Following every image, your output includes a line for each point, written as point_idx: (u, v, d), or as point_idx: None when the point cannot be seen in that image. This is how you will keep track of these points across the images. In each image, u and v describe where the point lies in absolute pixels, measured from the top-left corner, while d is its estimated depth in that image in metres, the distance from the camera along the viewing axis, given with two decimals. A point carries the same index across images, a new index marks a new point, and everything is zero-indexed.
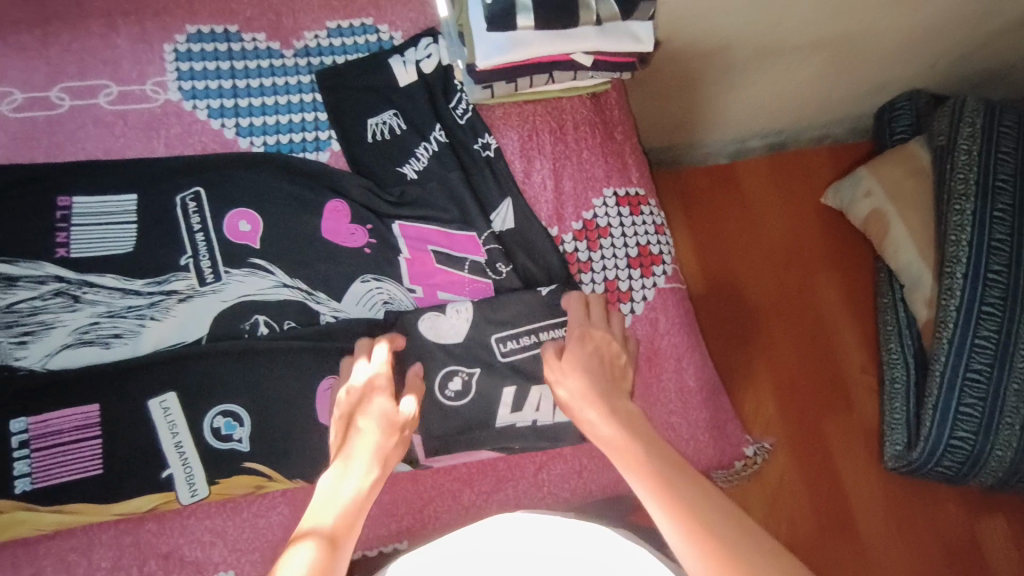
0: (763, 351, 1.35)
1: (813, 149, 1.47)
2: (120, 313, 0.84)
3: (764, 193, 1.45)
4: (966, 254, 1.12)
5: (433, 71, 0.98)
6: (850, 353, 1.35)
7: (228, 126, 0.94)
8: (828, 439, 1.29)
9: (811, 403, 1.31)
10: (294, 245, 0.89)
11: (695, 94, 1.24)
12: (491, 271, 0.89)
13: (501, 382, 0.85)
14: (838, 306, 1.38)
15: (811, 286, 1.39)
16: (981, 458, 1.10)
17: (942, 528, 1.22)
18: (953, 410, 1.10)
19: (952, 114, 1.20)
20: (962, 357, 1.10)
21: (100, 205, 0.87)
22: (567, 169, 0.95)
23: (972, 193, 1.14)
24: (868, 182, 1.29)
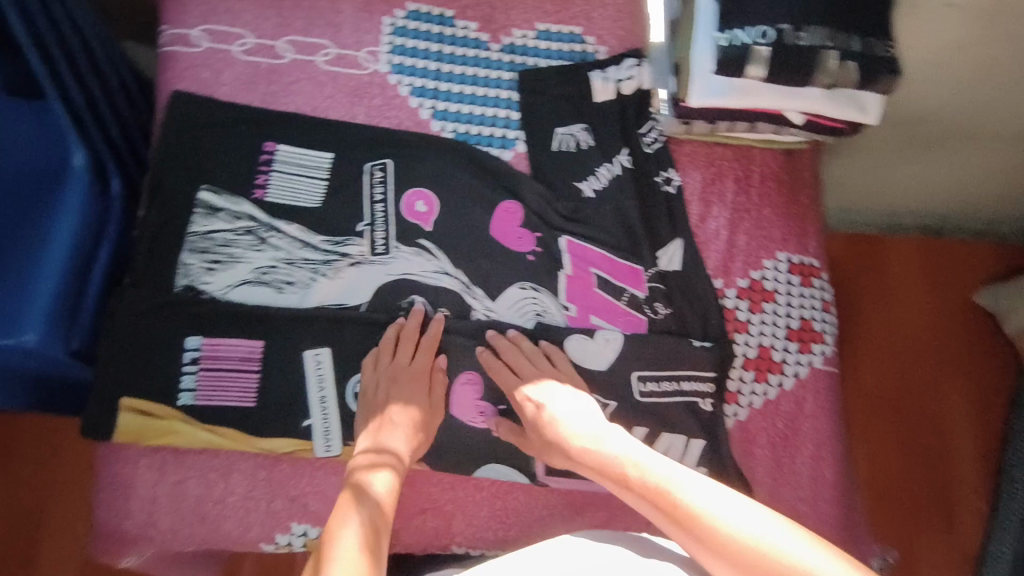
0: (873, 444, 1.25)
1: (981, 241, 1.29)
2: (296, 262, 0.89)
3: (924, 275, 1.29)
4: None
5: (632, 94, 0.96)
6: (966, 470, 1.24)
7: (425, 106, 0.96)
8: (919, 554, 1.21)
9: (910, 509, 1.23)
10: (463, 237, 0.91)
11: (904, 159, 1.09)
12: (648, 309, 0.89)
13: (632, 420, 0.85)
14: (969, 418, 1.26)
15: (946, 389, 1.27)
16: None
17: None
18: None
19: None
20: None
21: (300, 158, 0.93)
22: (744, 222, 0.92)
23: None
24: None
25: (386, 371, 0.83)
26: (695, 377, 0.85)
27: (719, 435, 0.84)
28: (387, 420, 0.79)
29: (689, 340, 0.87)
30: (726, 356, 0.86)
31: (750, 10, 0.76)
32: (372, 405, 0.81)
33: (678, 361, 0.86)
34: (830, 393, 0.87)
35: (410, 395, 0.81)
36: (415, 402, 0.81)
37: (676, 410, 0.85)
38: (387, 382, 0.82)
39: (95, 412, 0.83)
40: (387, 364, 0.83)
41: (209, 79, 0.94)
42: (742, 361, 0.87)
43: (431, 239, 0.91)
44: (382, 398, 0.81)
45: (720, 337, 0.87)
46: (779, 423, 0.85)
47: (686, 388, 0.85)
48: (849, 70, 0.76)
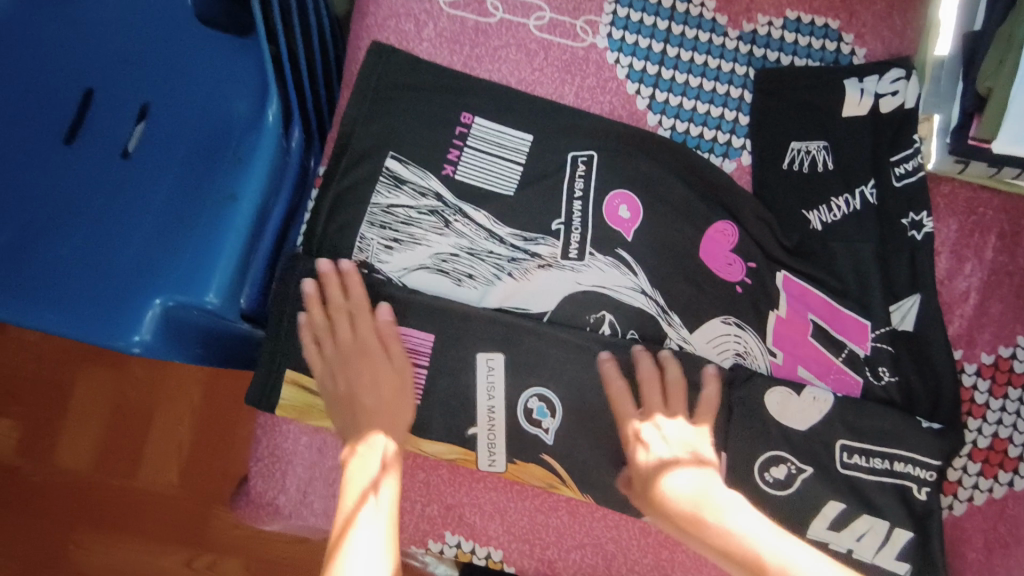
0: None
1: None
2: (480, 254, 0.82)
3: None
4: None
5: (891, 113, 0.81)
6: None
7: (643, 94, 0.85)
8: None
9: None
10: (666, 254, 0.81)
11: None
12: (868, 372, 0.77)
13: (830, 493, 0.75)
14: None
15: None
16: None
17: None
18: None
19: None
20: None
21: (497, 137, 0.84)
22: (1001, 287, 0.78)
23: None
24: None
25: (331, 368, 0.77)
26: (914, 460, 0.74)
27: (932, 532, 0.73)
28: (359, 414, 0.75)
29: (915, 418, 0.75)
30: (956, 446, 0.74)
31: None
32: (348, 397, 0.76)
33: (897, 438, 0.74)
34: None
35: (369, 371, 0.76)
36: (382, 381, 0.76)
37: (884, 493, 0.74)
38: (339, 370, 0.77)
39: (260, 383, 0.78)
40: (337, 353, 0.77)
41: (411, 32, 0.87)
42: (969, 451, 0.75)
43: (629, 250, 0.81)
44: (343, 386, 0.77)
45: (952, 421, 0.74)
46: (1002, 528, 0.73)
47: (898, 470, 0.74)
48: None
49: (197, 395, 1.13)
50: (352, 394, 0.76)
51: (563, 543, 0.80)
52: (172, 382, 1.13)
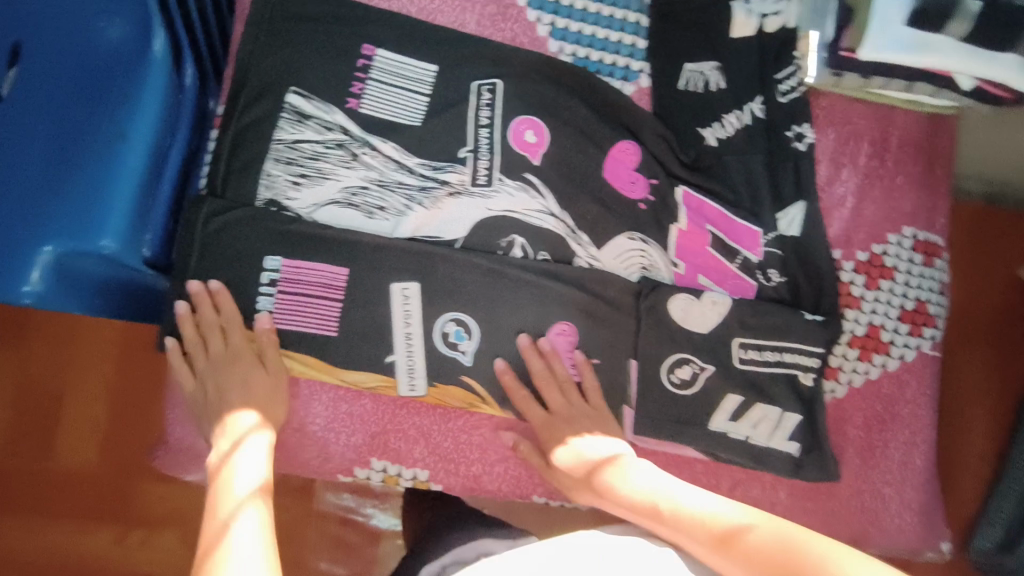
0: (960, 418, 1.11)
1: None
2: (390, 186, 0.82)
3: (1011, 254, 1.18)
4: None
5: (775, 32, 0.86)
6: None
7: (543, 21, 0.86)
8: None
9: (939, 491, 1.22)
10: (573, 177, 0.84)
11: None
12: (760, 274, 0.84)
13: (729, 387, 0.81)
14: None
15: None
16: None
17: None
18: None
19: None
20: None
21: (400, 67, 0.83)
22: (873, 190, 0.86)
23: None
24: None
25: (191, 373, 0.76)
26: (801, 350, 0.82)
27: (817, 412, 0.81)
28: (222, 406, 0.74)
29: (799, 312, 0.83)
30: (834, 335, 0.83)
31: None
32: (206, 408, 0.75)
33: (785, 331, 0.82)
34: (933, 382, 0.84)
35: (238, 378, 0.75)
36: (254, 384, 0.75)
37: (776, 383, 0.81)
38: (213, 381, 0.75)
39: (171, 329, 0.78)
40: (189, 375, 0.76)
41: None
42: (848, 338, 0.83)
43: (537, 174, 0.83)
44: (214, 389, 0.75)
45: (831, 312, 0.83)
46: (877, 405, 0.83)
47: (788, 360, 0.82)
48: None
49: (109, 360, 1.09)
50: (207, 403, 0.75)
51: (486, 458, 0.83)
52: (82, 355, 1.09)
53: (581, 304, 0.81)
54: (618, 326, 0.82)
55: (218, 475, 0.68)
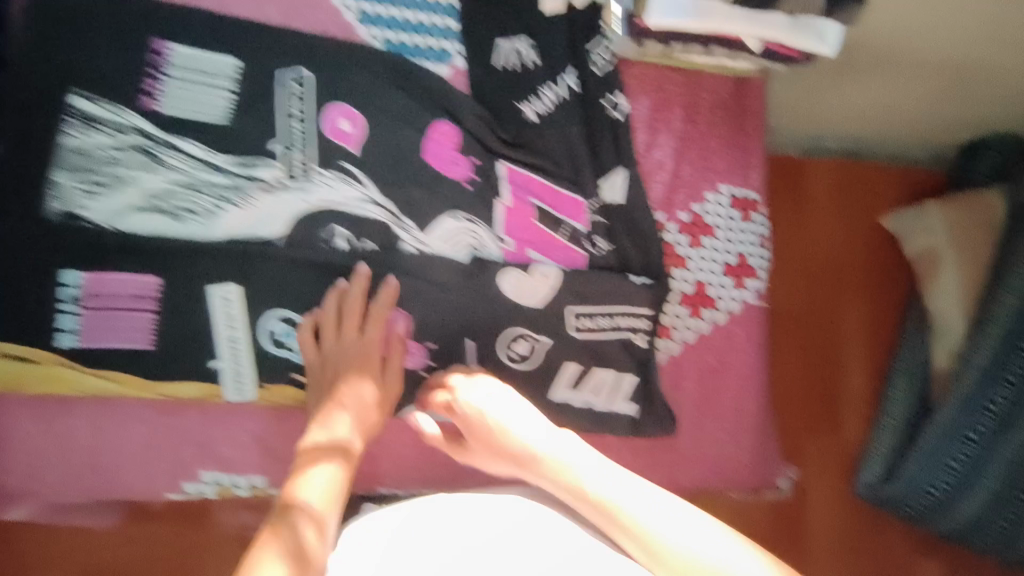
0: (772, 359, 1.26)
1: (889, 164, 1.27)
2: (198, 188, 0.78)
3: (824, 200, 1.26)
4: None
5: (584, 7, 0.87)
6: (853, 380, 1.26)
7: (349, 7, 0.84)
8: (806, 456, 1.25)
9: (799, 444, 1.25)
10: (393, 164, 0.83)
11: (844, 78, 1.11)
12: (587, 244, 0.86)
13: (567, 356, 0.84)
14: (860, 335, 1.27)
15: (839, 315, 1.27)
16: (948, 508, 1.10)
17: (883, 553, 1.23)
18: (939, 459, 1.07)
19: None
20: (963, 419, 1.03)
21: (199, 63, 0.79)
22: (689, 152, 0.90)
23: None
24: (930, 218, 1.16)
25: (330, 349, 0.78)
26: (633, 313, 0.84)
27: (650, 371, 0.85)
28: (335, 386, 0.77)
29: (626, 275, 0.85)
30: (663, 293, 0.86)
31: None
32: (321, 384, 0.78)
33: (617, 295, 0.84)
34: (760, 330, 0.90)
35: (354, 369, 0.77)
36: (360, 367, 0.77)
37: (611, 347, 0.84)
38: (335, 364, 0.78)
39: None
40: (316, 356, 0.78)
41: None
42: (678, 297, 0.88)
43: (356, 163, 0.82)
44: (328, 372, 0.78)
45: (659, 272, 0.86)
46: (708, 357, 0.88)
47: (623, 324, 0.84)
48: None
49: None
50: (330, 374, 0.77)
51: None
52: None
53: (410, 290, 0.81)
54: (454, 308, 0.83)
55: (297, 470, 0.71)
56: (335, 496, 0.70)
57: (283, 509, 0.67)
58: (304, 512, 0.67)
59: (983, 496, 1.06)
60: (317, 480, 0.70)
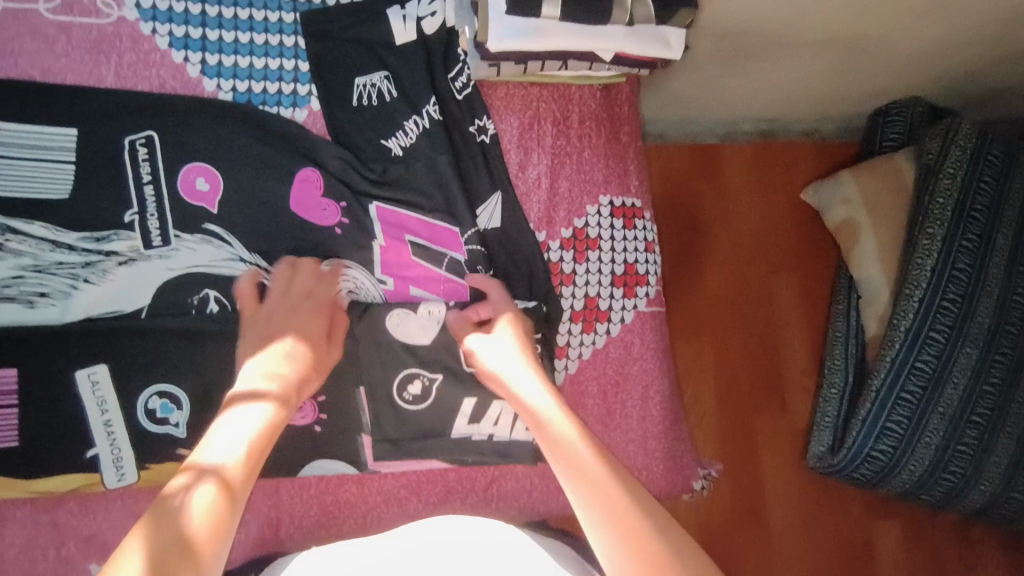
0: (714, 342, 1.27)
1: (803, 141, 1.34)
2: (48, 269, 0.74)
3: (742, 182, 1.32)
4: (926, 280, 1.06)
5: (436, 33, 0.88)
6: (794, 353, 1.29)
7: (193, 61, 0.82)
8: (757, 433, 1.25)
9: (749, 423, 1.25)
10: (259, 217, 0.81)
11: (737, 66, 1.11)
12: (470, 272, 0.84)
13: (463, 394, 0.82)
14: (794, 309, 1.30)
15: (771, 291, 1.31)
16: (895, 469, 1.09)
17: (843, 527, 1.23)
18: (880, 424, 1.07)
19: (944, 135, 1.11)
20: (900, 377, 1.06)
21: (34, 138, 0.76)
22: (565, 167, 0.90)
23: (948, 218, 1.07)
24: (846, 189, 1.20)
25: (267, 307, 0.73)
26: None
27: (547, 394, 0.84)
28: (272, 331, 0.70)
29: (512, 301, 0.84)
30: (549, 314, 0.85)
31: None
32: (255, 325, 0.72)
33: None
34: (658, 335, 0.90)
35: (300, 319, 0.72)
36: (303, 316, 0.72)
37: None
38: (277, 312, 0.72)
39: None
40: (251, 312, 0.73)
41: None
42: (570, 314, 0.87)
43: (219, 221, 0.80)
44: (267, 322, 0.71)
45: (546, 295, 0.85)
46: (608, 370, 0.88)
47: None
48: (645, 6, 0.73)
49: None
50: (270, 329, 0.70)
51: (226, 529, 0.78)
52: None
53: None
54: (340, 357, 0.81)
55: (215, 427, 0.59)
56: (266, 433, 0.59)
57: (201, 453, 0.55)
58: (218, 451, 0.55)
59: (930, 454, 1.06)
60: (249, 417, 0.59)
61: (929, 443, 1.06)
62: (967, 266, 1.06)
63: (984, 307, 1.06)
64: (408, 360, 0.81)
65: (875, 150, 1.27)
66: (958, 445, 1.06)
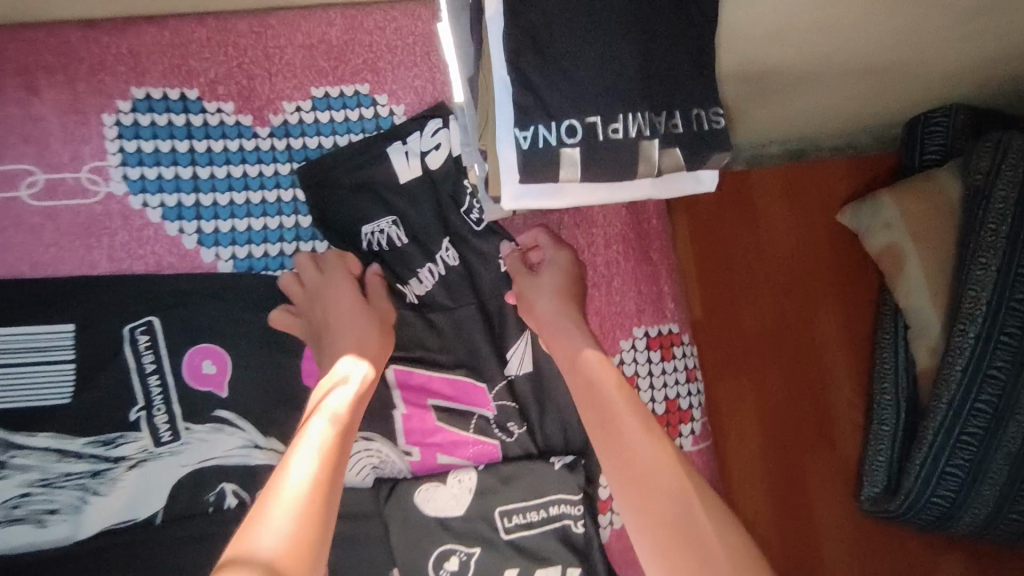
0: (755, 382, 1.20)
1: (835, 158, 1.22)
2: (56, 482, 0.70)
3: (774, 210, 1.21)
4: (982, 313, 0.95)
5: (441, 166, 0.82)
6: (841, 387, 1.20)
7: (188, 231, 0.77)
8: (807, 477, 1.17)
9: (798, 466, 1.18)
10: (273, 398, 0.76)
11: (788, 99, 0.96)
12: (500, 431, 0.80)
13: (505, 564, 0.76)
14: (839, 339, 1.21)
15: (812, 322, 1.21)
16: (958, 513, 1.02)
17: (904, 569, 1.15)
18: (939, 469, 1.00)
19: (994, 151, 0.97)
20: (958, 419, 0.97)
21: (29, 342, 0.71)
22: (594, 300, 0.84)
23: (1002, 247, 0.94)
24: (889, 211, 1.07)
25: (314, 288, 0.74)
26: (563, 499, 0.78)
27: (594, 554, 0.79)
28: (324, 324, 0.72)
29: (549, 460, 0.79)
30: (589, 470, 0.81)
31: (551, 102, 0.61)
32: (313, 328, 0.74)
33: (542, 488, 0.78)
34: (705, 469, 0.86)
35: (335, 301, 0.72)
36: (336, 298, 0.72)
37: (548, 541, 0.77)
38: (315, 305, 0.74)
39: None
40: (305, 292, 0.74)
41: None
42: None
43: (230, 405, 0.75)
44: (315, 316, 0.73)
45: (582, 446, 0.82)
46: None
47: (555, 514, 0.78)
48: (674, 155, 0.64)
49: None
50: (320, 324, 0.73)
51: None
52: None
53: None
54: (370, 538, 0.75)
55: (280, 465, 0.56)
56: (324, 470, 0.55)
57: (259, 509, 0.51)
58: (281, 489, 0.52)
59: (996, 495, 0.98)
60: (305, 454, 0.56)
61: (993, 484, 0.98)
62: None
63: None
64: (441, 535, 0.76)
65: (914, 168, 1.15)
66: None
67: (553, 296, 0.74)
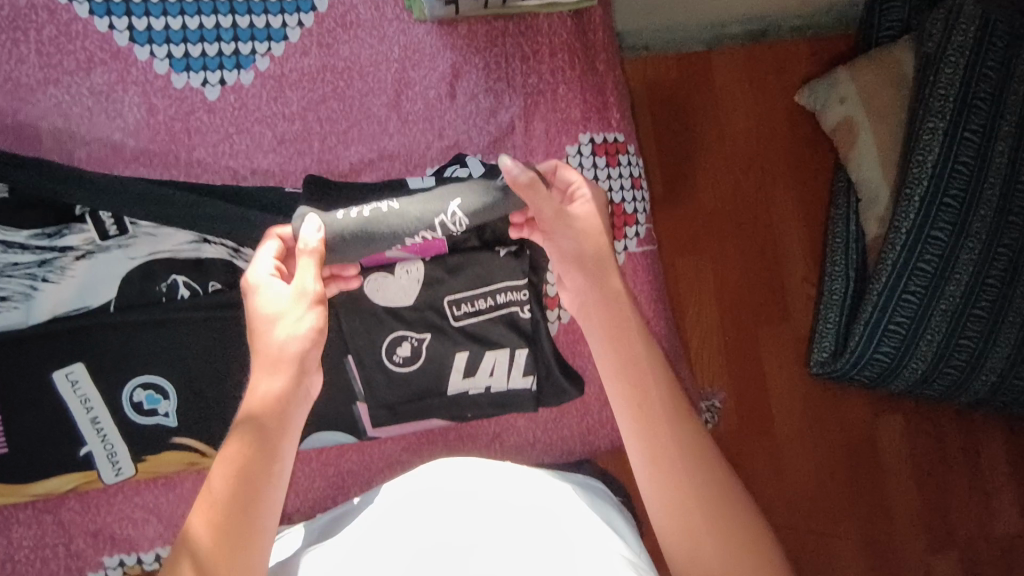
0: (715, 257, 1.24)
1: (794, 39, 1.27)
2: (4, 271, 0.71)
3: (734, 90, 1.26)
4: (928, 176, 1.03)
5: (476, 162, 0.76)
6: (795, 258, 1.26)
7: (119, 27, 0.75)
8: (760, 342, 1.24)
9: (753, 335, 1.24)
10: (215, 195, 0.75)
11: None
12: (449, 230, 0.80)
13: (454, 348, 0.81)
14: (794, 212, 1.26)
15: (768, 195, 1.26)
16: (897, 369, 1.10)
17: (847, 423, 1.24)
18: (882, 325, 1.07)
19: (947, 17, 1.05)
20: (900, 279, 1.05)
21: None
22: (539, 107, 0.85)
23: (950, 110, 1.02)
24: (844, 87, 1.16)
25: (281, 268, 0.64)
26: (508, 288, 0.81)
27: (543, 343, 0.83)
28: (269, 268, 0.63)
29: (494, 250, 0.80)
30: (533, 262, 0.83)
31: None
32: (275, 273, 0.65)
33: (489, 276, 0.80)
34: (650, 272, 0.89)
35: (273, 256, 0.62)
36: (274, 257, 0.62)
37: (495, 327, 0.81)
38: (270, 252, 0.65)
39: None
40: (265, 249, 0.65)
41: None
42: None
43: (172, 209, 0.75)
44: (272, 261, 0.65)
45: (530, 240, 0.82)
46: None
47: (502, 301, 0.81)
48: None
49: None
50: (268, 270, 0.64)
51: None
52: None
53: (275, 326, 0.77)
54: None
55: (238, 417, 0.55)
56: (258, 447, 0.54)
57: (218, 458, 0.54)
58: (199, 532, 0.50)
59: (934, 350, 1.07)
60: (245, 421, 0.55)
61: (932, 338, 1.06)
62: (971, 159, 1.02)
63: (988, 199, 1.02)
64: (392, 323, 0.79)
65: (871, 42, 1.22)
66: (961, 339, 1.06)
67: (582, 231, 0.66)
